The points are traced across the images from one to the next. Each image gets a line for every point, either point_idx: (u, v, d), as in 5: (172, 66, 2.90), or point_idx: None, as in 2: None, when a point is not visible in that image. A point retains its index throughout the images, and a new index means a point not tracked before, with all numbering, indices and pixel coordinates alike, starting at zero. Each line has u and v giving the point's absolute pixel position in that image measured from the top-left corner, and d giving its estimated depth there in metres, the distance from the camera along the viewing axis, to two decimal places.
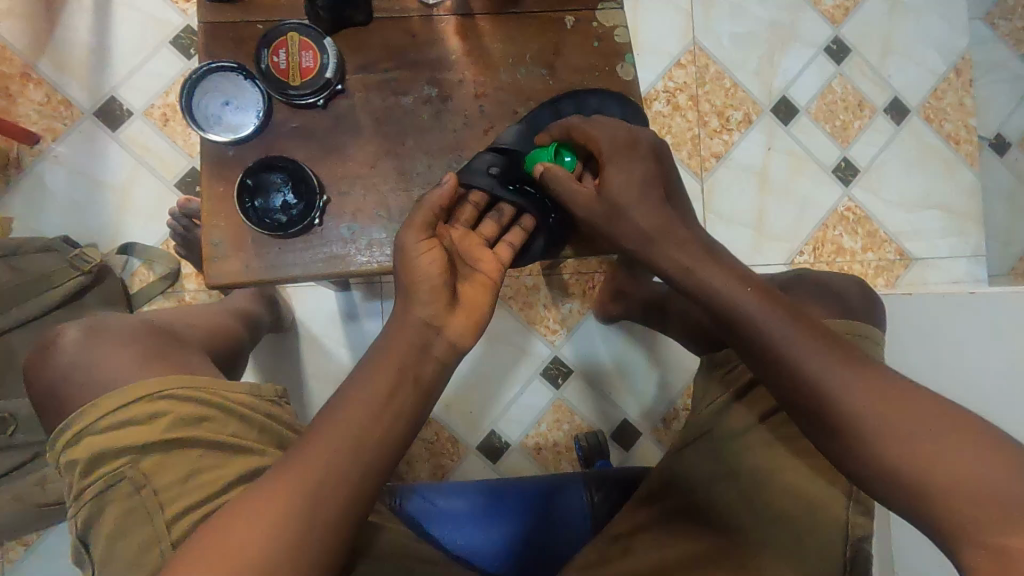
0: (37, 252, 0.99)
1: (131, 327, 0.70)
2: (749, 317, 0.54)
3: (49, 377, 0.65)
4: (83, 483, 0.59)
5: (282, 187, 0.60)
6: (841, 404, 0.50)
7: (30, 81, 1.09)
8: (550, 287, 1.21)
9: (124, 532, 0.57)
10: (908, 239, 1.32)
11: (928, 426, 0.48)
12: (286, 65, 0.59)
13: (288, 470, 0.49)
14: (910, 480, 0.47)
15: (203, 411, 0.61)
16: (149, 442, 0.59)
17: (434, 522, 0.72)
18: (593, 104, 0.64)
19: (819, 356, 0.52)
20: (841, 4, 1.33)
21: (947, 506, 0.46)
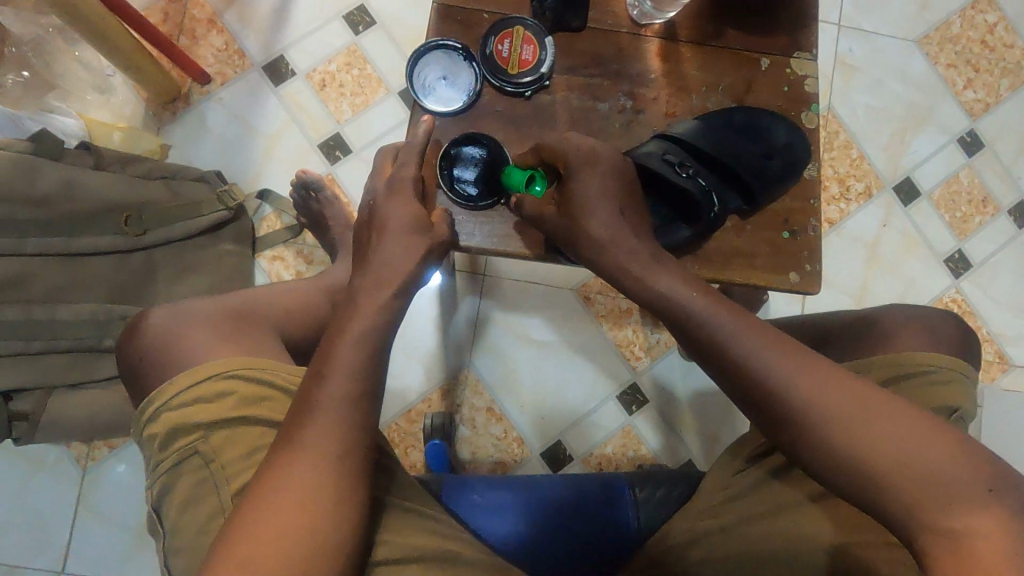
0: (190, 180, 1.07)
1: (207, 310, 0.75)
2: (717, 333, 0.56)
3: (143, 349, 0.72)
4: (157, 458, 0.65)
5: (474, 163, 0.65)
6: (804, 410, 0.52)
7: (214, 28, 1.19)
8: (643, 314, 1.23)
9: (195, 502, 0.63)
10: (1011, 343, 1.28)
11: (879, 418, 0.50)
12: (508, 54, 0.64)
13: (300, 449, 0.51)
14: (861, 476, 0.49)
15: (266, 389, 0.67)
16: (212, 423, 0.64)
17: (476, 517, 0.74)
18: (768, 126, 0.66)
19: (787, 364, 0.53)
20: (983, 99, 1.33)
21: (896, 495, 0.48)
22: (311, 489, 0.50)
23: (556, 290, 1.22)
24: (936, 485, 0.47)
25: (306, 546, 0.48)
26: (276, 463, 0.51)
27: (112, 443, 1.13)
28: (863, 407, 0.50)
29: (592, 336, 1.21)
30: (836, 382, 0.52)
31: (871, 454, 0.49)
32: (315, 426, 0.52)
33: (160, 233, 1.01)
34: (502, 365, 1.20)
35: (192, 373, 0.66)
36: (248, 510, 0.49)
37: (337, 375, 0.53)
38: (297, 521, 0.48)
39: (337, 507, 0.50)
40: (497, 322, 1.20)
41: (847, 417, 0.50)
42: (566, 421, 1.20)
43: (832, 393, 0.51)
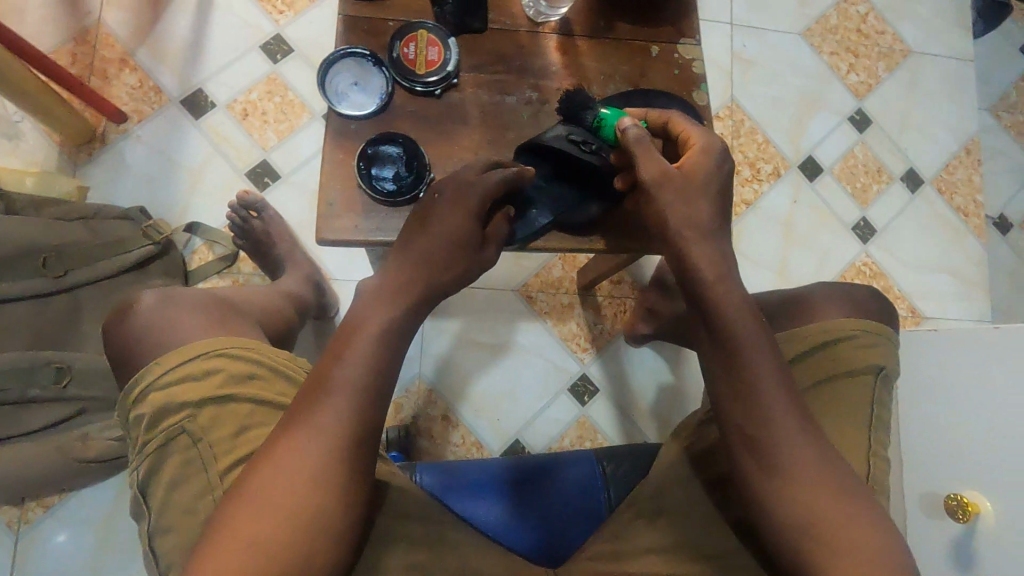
0: (115, 219, 1.05)
1: (197, 297, 0.77)
2: (732, 339, 0.60)
3: (129, 335, 0.73)
4: (146, 438, 0.66)
5: (396, 160, 0.66)
6: (782, 435, 0.58)
7: (127, 66, 1.18)
8: (585, 308, 1.27)
9: (184, 478, 0.64)
10: (919, 298, 1.40)
11: (834, 487, 0.57)
12: (415, 56, 0.67)
13: (310, 439, 0.54)
14: (801, 516, 0.57)
15: (253, 369, 0.69)
16: (202, 403, 0.66)
17: (450, 493, 0.79)
18: (660, 103, 0.72)
19: (783, 403, 0.58)
20: (865, 81, 1.46)
21: (816, 548, 0.56)
22: (305, 478, 0.53)
23: (498, 293, 1.24)
24: (854, 545, 0.55)
25: (294, 526, 0.52)
26: (281, 443, 0.55)
27: (47, 503, 1.07)
28: (825, 473, 0.58)
29: (540, 335, 1.24)
30: (818, 443, 0.58)
31: (818, 508, 0.57)
32: (327, 416, 0.55)
33: (82, 272, 0.98)
34: (455, 372, 1.21)
35: (180, 354, 0.68)
36: (253, 482, 0.54)
37: (351, 364, 0.56)
38: (290, 502, 0.53)
39: (327, 496, 0.54)
40: (447, 331, 1.22)
41: (814, 472, 0.57)
42: (523, 419, 1.21)
43: (807, 443, 0.58)
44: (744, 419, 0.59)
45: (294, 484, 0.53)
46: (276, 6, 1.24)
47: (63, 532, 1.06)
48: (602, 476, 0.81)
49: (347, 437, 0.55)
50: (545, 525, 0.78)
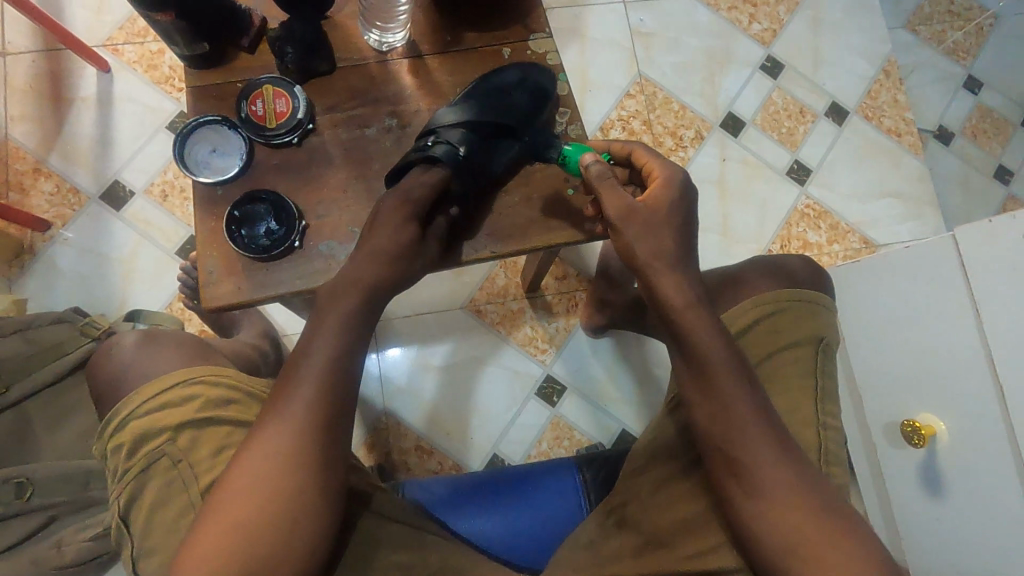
0: (51, 323, 1.06)
1: (178, 335, 0.75)
2: (691, 342, 0.63)
3: (112, 376, 0.71)
4: (127, 463, 0.65)
5: (266, 216, 0.67)
6: (746, 432, 0.61)
7: (41, 174, 1.20)
8: (535, 310, 1.26)
9: (165, 500, 0.64)
10: (870, 227, 1.39)
11: (799, 484, 0.60)
12: (263, 112, 0.68)
13: (280, 424, 0.59)
14: (767, 511, 0.59)
15: (231, 394, 0.69)
16: (183, 425, 0.66)
17: (442, 509, 0.75)
18: (517, 96, 0.72)
19: (747, 403, 0.62)
20: (769, 27, 1.47)
21: (785, 539, 0.58)
22: (280, 469, 0.57)
23: (446, 313, 1.24)
24: (819, 542, 0.57)
25: (273, 515, 0.57)
26: (257, 434, 0.59)
27: None
28: (792, 470, 0.60)
29: (500, 346, 1.24)
30: (783, 443, 0.61)
31: (786, 505, 0.59)
32: (297, 405, 0.59)
33: (25, 384, 0.99)
34: (421, 395, 1.21)
35: (158, 382, 0.67)
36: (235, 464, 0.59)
37: (317, 357, 0.61)
38: (267, 480, 0.57)
39: (300, 483, 0.58)
40: (409, 356, 1.22)
41: (781, 471, 0.60)
42: (497, 431, 1.21)
43: (773, 442, 0.61)
44: (712, 414, 0.62)
45: (268, 475, 0.57)
46: (174, 85, 1.26)
47: None
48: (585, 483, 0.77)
49: (314, 425, 0.59)
50: (527, 532, 0.74)
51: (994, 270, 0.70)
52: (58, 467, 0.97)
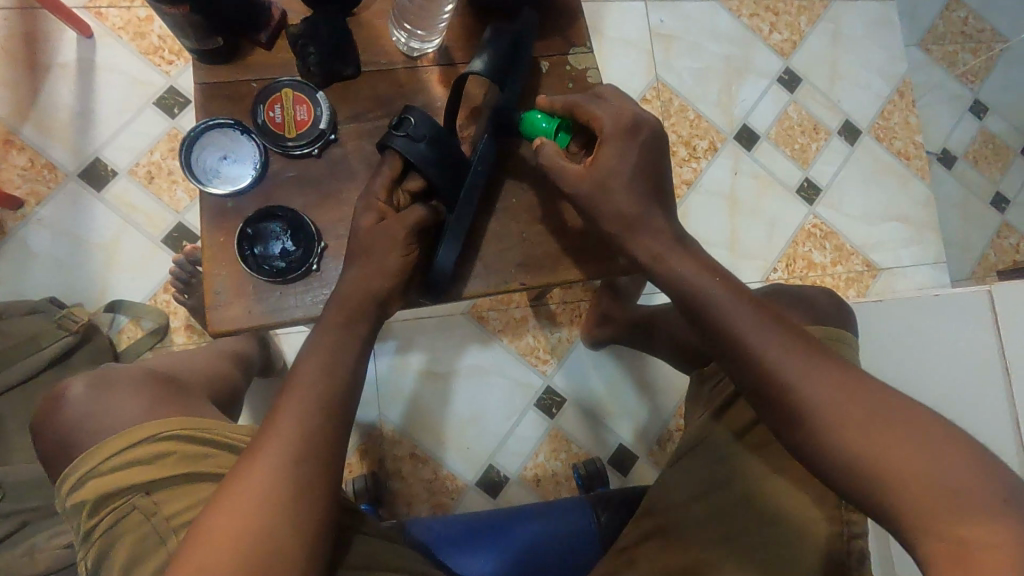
0: (24, 315, 0.99)
1: (135, 375, 0.66)
2: (719, 324, 0.56)
3: (62, 430, 0.63)
4: (92, 521, 0.59)
5: (281, 235, 0.64)
6: (817, 411, 0.52)
7: (13, 146, 1.11)
8: (538, 318, 1.23)
9: (134, 565, 0.57)
10: (873, 250, 1.39)
11: (903, 431, 0.50)
12: (282, 118, 0.65)
13: (267, 450, 0.52)
14: (883, 481, 0.49)
15: (207, 448, 0.60)
16: (155, 481, 0.58)
17: (442, 546, 0.73)
18: (510, 86, 0.68)
19: (800, 367, 0.53)
20: (789, 38, 1.43)
21: (916, 508, 0.48)
22: (275, 490, 0.50)
23: (448, 318, 1.20)
24: (951, 502, 0.47)
25: (273, 545, 0.49)
26: (242, 465, 0.52)
27: None
28: (886, 420, 0.50)
29: (498, 355, 1.21)
30: (861, 394, 0.52)
31: (902, 466, 0.49)
32: (284, 427, 0.53)
33: None
34: (413, 408, 1.17)
35: (124, 436, 0.59)
36: (215, 506, 0.50)
37: (307, 378, 0.56)
38: (254, 515, 0.49)
39: (301, 508, 0.51)
40: (403, 366, 1.18)
41: (873, 428, 0.50)
42: (493, 443, 1.19)
43: (850, 399, 0.51)
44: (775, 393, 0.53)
45: (258, 506, 0.50)
46: (164, 57, 1.17)
47: None
48: (597, 524, 0.75)
49: (313, 438, 0.53)
50: None
51: None
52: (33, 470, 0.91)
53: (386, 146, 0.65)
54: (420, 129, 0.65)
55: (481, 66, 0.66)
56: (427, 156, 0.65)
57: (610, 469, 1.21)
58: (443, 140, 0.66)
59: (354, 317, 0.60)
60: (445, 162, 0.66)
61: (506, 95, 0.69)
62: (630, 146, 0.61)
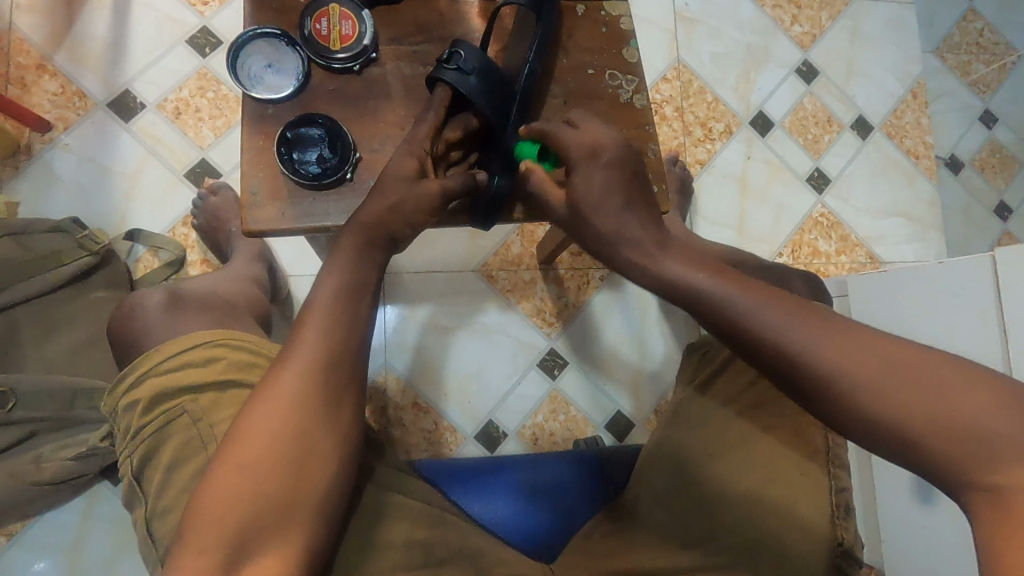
0: (43, 232, 0.99)
1: (201, 299, 0.75)
2: (696, 293, 0.54)
3: (135, 334, 0.70)
4: (142, 421, 0.62)
5: (319, 142, 0.66)
6: (825, 372, 0.47)
7: (46, 72, 1.13)
8: (547, 281, 1.25)
9: (183, 460, 0.60)
10: (877, 244, 1.42)
11: (904, 372, 0.45)
12: (328, 33, 0.67)
13: (295, 352, 0.55)
14: (902, 429, 0.45)
15: (258, 360, 0.66)
16: (205, 385, 0.62)
17: (448, 484, 0.79)
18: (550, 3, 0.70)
19: (780, 319, 0.50)
20: (809, 31, 1.46)
21: (935, 448, 0.44)
22: (296, 398, 0.53)
23: (457, 275, 1.23)
24: (980, 441, 0.42)
25: (301, 438, 0.53)
26: (272, 372, 0.55)
27: (7, 532, 1.02)
28: (885, 364, 0.46)
29: (502, 314, 1.23)
30: (856, 344, 0.47)
31: (910, 409, 0.45)
32: (310, 334, 0.56)
33: (14, 292, 0.95)
34: (419, 359, 1.19)
35: (183, 343, 0.65)
36: (250, 403, 0.54)
37: (327, 289, 0.58)
38: (281, 412, 0.53)
39: (322, 410, 0.54)
40: (411, 320, 1.20)
41: (870, 373, 0.46)
42: (494, 399, 1.21)
43: (835, 344, 0.48)
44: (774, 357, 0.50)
45: (289, 402, 0.53)
46: None
47: (23, 564, 1.01)
48: (603, 474, 0.82)
49: (336, 347, 0.56)
50: (543, 514, 0.78)
51: (1015, 270, 0.77)
52: (44, 380, 0.92)
53: (435, 77, 0.68)
54: (472, 64, 0.68)
55: None
56: (475, 85, 0.67)
57: (607, 433, 1.23)
58: (492, 72, 0.68)
59: (369, 230, 0.61)
60: (494, 93, 0.69)
61: (545, 25, 0.70)
62: (593, 172, 0.62)
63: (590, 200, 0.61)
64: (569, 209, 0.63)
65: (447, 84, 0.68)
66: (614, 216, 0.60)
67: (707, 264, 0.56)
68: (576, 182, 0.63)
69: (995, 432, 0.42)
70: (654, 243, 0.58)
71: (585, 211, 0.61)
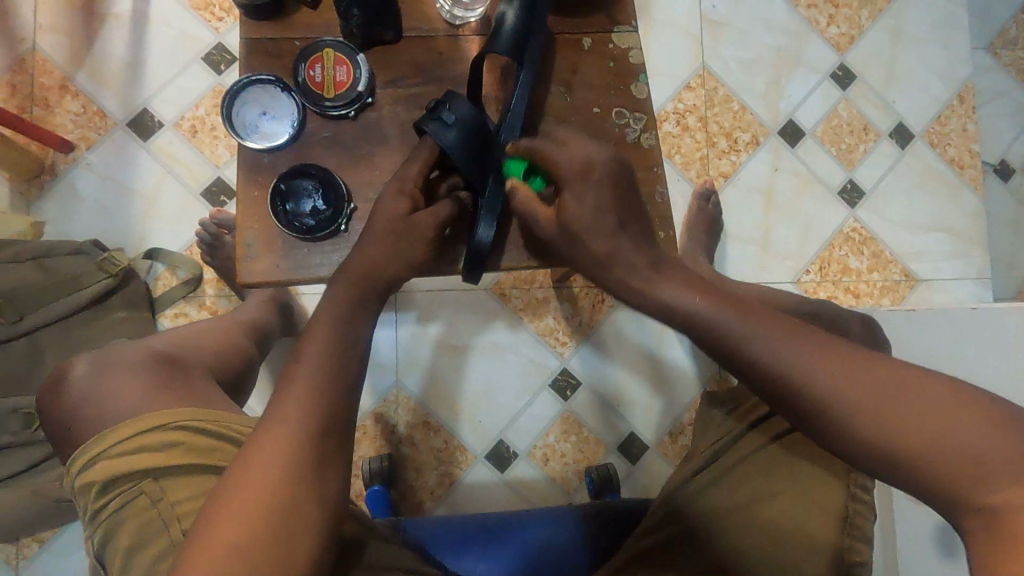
0: (67, 254, 1.02)
1: (140, 357, 0.75)
2: (686, 312, 0.53)
3: (65, 408, 0.71)
4: (100, 502, 0.65)
5: (313, 193, 0.66)
6: (817, 396, 0.46)
7: (68, 92, 1.15)
8: (560, 300, 1.23)
9: (141, 541, 0.62)
10: (913, 260, 1.34)
11: (911, 400, 0.44)
12: (321, 79, 0.66)
13: (281, 414, 0.54)
14: (901, 452, 0.43)
15: (210, 439, 0.66)
16: (159, 469, 0.64)
17: (436, 547, 0.79)
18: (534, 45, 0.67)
19: (769, 338, 0.49)
20: (847, 32, 1.37)
21: (940, 473, 0.42)
22: (290, 461, 0.52)
23: (469, 293, 1.21)
24: (985, 466, 0.41)
25: (289, 503, 0.50)
26: (256, 436, 0.54)
27: (39, 539, 1.07)
28: (877, 383, 0.45)
29: (514, 333, 1.22)
30: (845, 362, 0.47)
31: (908, 431, 0.43)
32: (298, 396, 0.54)
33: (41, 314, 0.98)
34: (430, 379, 1.19)
35: (134, 423, 0.66)
36: (235, 471, 0.52)
37: (314, 351, 0.57)
38: (269, 476, 0.51)
39: (312, 474, 0.52)
40: (422, 338, 1.19)
41: (861, 394, 0.45)
42: (504, 419, 1.20)
43: (838, 370, 0.46)
44: (768, 380, 0.48)
45: (278, 466, 0.51)
46: (213, 13, 1.19)
47: (54, 570, 1.07)
48: (570, 548, 0.79)
49: (324, 411, 0.54)
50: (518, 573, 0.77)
51: None
52: None
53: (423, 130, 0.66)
54: (455, 119, 0.65)
55: (508, 31, 0.66)
56: (454, 142, 0.65)
57: (618, 455, 1.21)
58: (476, 128, 0.66)
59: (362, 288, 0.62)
60: (476, 149, 0.66)
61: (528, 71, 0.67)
62: (586, 191, 0.60)
63: (582, 222, 0.60)
64: (560, 231, 0.62)
65: (434, 140, 0.66)
66: (609, 235, 0.59)
67: (694, 282, 0.56)
68: (566, 202, 0.61)
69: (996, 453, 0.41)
70: (650, 265, 0.57)
71: (579, 233, 0.60)
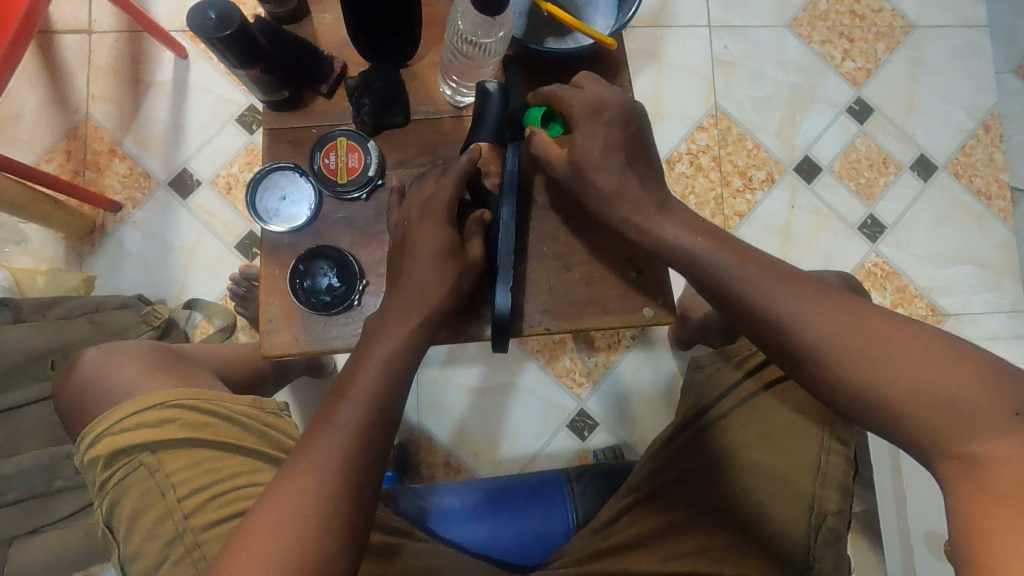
0: (115, 309, 1.10)
1: (142, 348, 0.81)
2: (701, 258, 0.64)
3: (73, 393, 0.78)
4: (105, 474, 0.71)
5: (328, 271, 0.72)
6: (814, 339, 0.57)
7: (116, 156, 1.25)
8: (576, 342, 1.25)
9: (144, 508, 0.70)
10: (939, 294, 1.31)
11: (896, 344, 0.54)
12: (336, 166, 0.73)
13: (314, 450, 0.58)
14: (881, 394, 0.53)
15: (204, 417, 0.73)
16: (157, 444, 0.71)
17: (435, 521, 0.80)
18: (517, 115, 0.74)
19: (776, 288, 0.60)
20: (863, 66, 1.37)
21: (912, 413, 0.52)
22: (313, 494, 0.56)
23: None
24: (950, 406, 0.50)
25: (309, 530, 0.55)
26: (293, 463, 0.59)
27: None
28: (868, 334, 0.55)
29: (532, 375, 1.24)
30: (844, 316, 0.57)
31: (887, 376, 0.53)
32: (330, 438, 0.59)
33: None
34: (449, 418, 1.23)
35: (133, 403, 0.72)
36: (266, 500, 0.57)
37: (352, 402, 0.61)
38: (299, 504, 0.56)
39: (333, 509, 0.56)
40: (441, 379, 1.23)
41: (850, 342, 0.55)
42: (523, 458, 1.22)
43: (834, 322, 0.56)
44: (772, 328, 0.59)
45: (302, 497, 0.56)
46: None
47: None
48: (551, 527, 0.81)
49: (348, 454, 0.58)
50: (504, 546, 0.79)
51: None
52: None
53: None
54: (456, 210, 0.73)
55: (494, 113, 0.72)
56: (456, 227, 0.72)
57: None
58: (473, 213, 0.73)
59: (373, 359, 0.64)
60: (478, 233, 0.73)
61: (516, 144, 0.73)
62: (596, 128, 0.68)
63: (592, 155, 0.68)
64: (572, 167, 0.70)
65: None
66: (615, 173, 0.68)
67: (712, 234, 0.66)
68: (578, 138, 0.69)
69: (960, 395, 0.50)
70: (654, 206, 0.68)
71: (588, 167, 0.68)
